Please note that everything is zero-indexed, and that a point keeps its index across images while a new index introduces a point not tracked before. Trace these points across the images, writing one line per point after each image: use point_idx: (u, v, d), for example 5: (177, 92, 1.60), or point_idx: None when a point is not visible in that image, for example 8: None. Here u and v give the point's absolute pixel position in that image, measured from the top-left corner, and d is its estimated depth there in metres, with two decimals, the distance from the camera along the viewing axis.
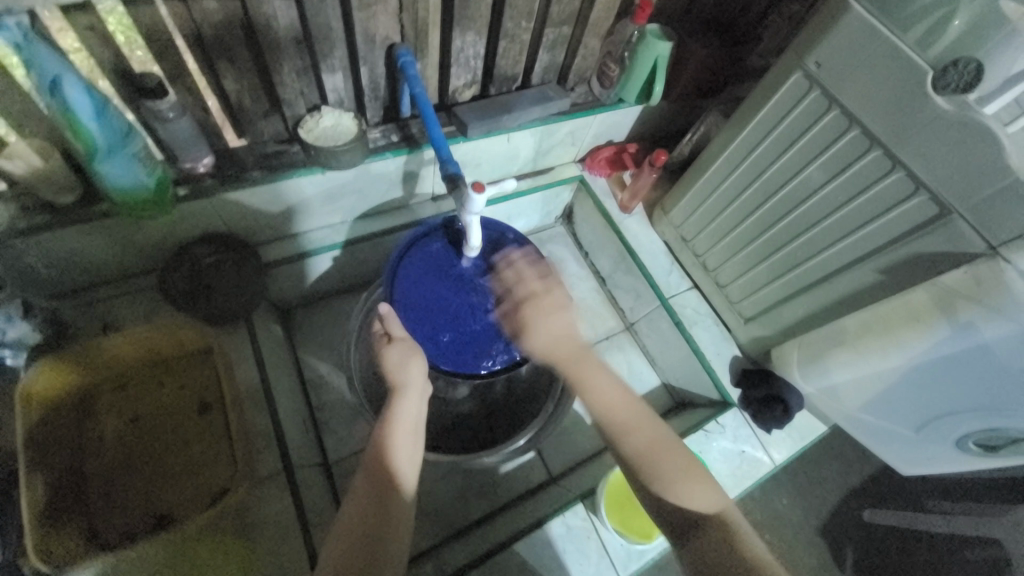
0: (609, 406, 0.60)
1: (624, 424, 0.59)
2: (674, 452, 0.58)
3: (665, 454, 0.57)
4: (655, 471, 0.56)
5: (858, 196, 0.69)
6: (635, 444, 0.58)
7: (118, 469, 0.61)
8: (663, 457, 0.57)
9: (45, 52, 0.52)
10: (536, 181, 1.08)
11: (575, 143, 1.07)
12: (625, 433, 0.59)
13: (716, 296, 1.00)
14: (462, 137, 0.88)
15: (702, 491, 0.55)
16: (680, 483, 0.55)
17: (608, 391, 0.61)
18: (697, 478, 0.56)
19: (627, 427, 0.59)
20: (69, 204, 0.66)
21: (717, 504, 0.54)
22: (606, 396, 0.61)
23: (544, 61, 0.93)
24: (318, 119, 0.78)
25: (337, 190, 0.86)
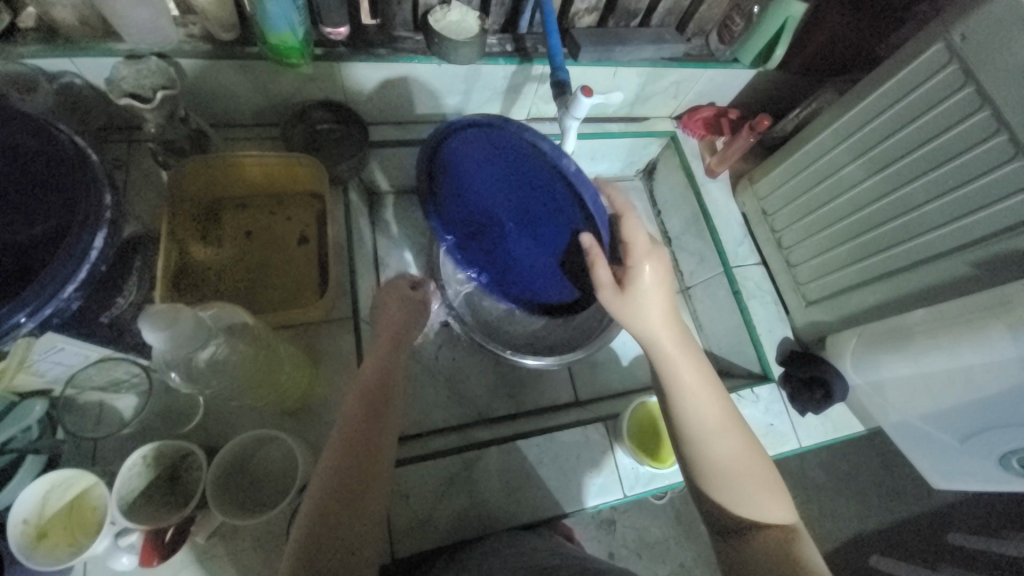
0: (699, 409, 0.57)
1: (713, 428, 0.56)
2: (758, 459, 0.57)
3: (746, 463, 0.56)
4: (736, 480, 0.55)
5: (971, 181, 0.66)
6: (720, 452, 0.56)
7: (228, 269, 0.71)
8: (749, 468, 0.56)
9: None
10: (628, 127, 1.10)
11: (678, 96, 1.06)
12: (713, 437, 0.56)
13: (782, 275, 0.99)
14: (572, 59, 0.91)
15: (777, 504, 0.55)
16: (745, 502, 0.54)
17: (701, 391, 0.57)
18: (769, 498, 0.55)
19: (718, 433, 0.56)
20: (229, 41, 0.75)
21: (784, 519, 0.55)
22: (697, 398, 0.57)
23: (670, 2, 0.93)
24: (446, 12, 0.83)
25: (445, 87, 0.91)
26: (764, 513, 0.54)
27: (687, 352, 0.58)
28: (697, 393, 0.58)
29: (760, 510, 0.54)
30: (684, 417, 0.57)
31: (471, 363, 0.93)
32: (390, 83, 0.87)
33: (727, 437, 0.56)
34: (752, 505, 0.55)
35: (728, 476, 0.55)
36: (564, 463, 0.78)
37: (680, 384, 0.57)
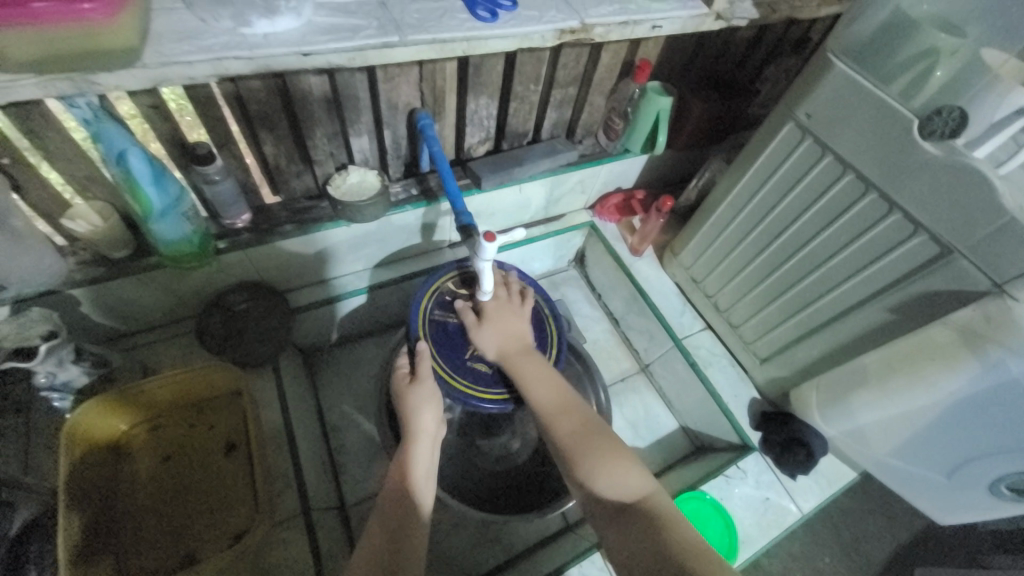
0: (544, 401, 0.66)
1: (557, 409, 0.65)
2: (607, 434, 0.63)
3: (589, 439, 0.62)
4: (584, 455, 0.60)
5: (859, 237, 0.70)
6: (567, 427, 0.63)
7: (147, 508, 0.64)
8: (595, 439, 0.61)
9: (112, 128, 0.60)
10: (548, 228, 1.14)
11: (585, 191, 1.12)
12: (559, 417, 0.64)
13: (730, 336, 1.00)
14: (476, 188, 0.95)
15: (622, 474, 0.58)
16: (596, 464, 0.59)
17: (547, 386, 0.68)
18: (615, 462, 0.59)
19: (561, 421, 0.64)
20: (125, 258, 0.73)
21: (637, 489, 0.56)
22: (544, 390, 0.67)
23: (553, 118, 1.00)
24: (344, 178, 0.85)
25: (362, 240, 0.91)
26: (613, 476, 0.58)
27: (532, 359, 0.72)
28: (544, 383, 0.68)
29: (611, 482, 0.57)
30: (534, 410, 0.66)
31: (446, 515, 0.86)
32: (304, 252, 0.86)
33: (566, 420, 0.64)
34: (599, 471, 0.58)
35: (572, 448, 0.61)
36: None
37: (527, 386, 0.68)
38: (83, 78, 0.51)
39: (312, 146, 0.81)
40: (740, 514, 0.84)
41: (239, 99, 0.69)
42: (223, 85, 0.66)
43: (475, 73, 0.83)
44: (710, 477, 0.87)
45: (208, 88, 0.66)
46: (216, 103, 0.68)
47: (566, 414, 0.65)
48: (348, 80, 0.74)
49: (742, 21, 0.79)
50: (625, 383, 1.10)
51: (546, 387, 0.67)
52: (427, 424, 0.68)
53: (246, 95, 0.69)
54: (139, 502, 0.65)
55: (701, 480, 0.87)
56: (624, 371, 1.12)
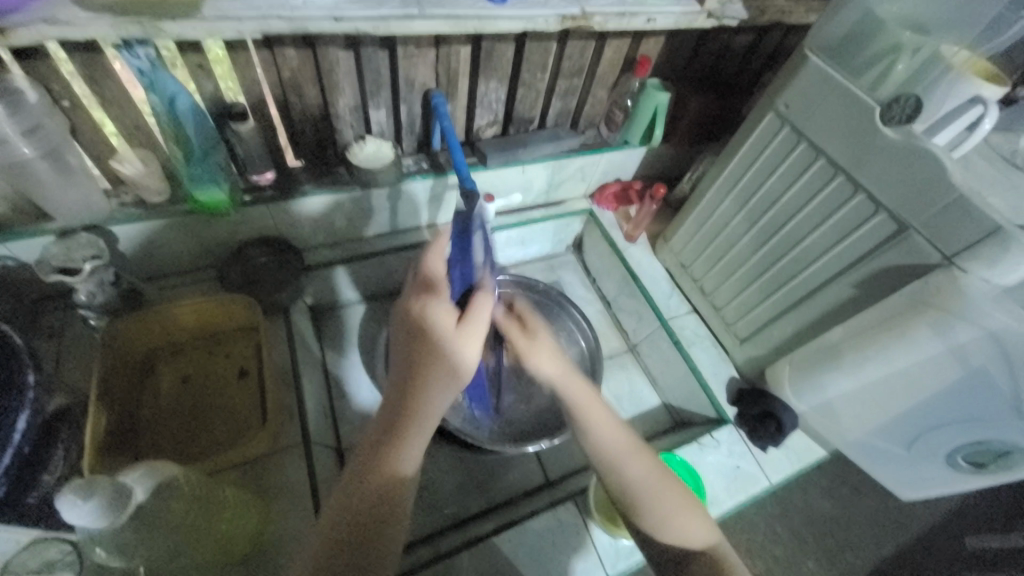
0: (607, 441, 0.63)
1: (622, 453, 0.63)
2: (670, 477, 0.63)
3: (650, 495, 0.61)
4: (651, 507, 0.61)
5: (829, 217, 0.76)
6: (633, 471, 0.62)
7: (166, 419, 0.71)
8: (661, 490, 0.61)
9: (165, 78, 0.69)
10: (548, 211, 1.20)
11: (585, 179, 1.19)
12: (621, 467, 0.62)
13: (714, 319, 1.05)
14: (482, 166, 1.02)
15: (682, 522, 0.61)
16: (670, 519, 0.60)
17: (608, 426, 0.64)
18: (688, 513, 0.61)
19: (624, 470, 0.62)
20: (161, 202, 0.81)
21: (706, 538, 0.61)
22: (603, 428, 0.64)
23: (558, 107, 1.07)
24: (360, 146, 0.92)
25: (373, 207, 0.99)
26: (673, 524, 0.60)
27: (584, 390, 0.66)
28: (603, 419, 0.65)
29: (678, 533, 0.60)
30: (593, 450, 0.64)
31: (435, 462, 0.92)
32: (319, 213, 0.94)
33: (633, 462, 0.62)
34: (672, 523, 0.60)
35: (640, 498, 0.61)
36: (540, 552, 0.75)
37: (590, 425, 0.64)
38: (148, 24, 0.59)
39: (334, 114, 0.88)
40: (711, 479, 0.88)
41: (273, 65, 0.77)
42: (261, 51, 0.75)
43: (487, 58, 0.91)
44: (685, 445, 0.92)
45: (247, 53, 0.74)
46: (253, 67, 0.76)
47: (630, 454, 0.63)
48: (371, 55, 0.82)
49: (732, 21, 0.87)
50: (613, 361, 1.16)
51: (607, 427, 0.64)
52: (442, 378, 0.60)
53: (280, 62, 0.77)
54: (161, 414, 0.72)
55: (676, 447, 0.92)
56: (613, 350, 1.18)
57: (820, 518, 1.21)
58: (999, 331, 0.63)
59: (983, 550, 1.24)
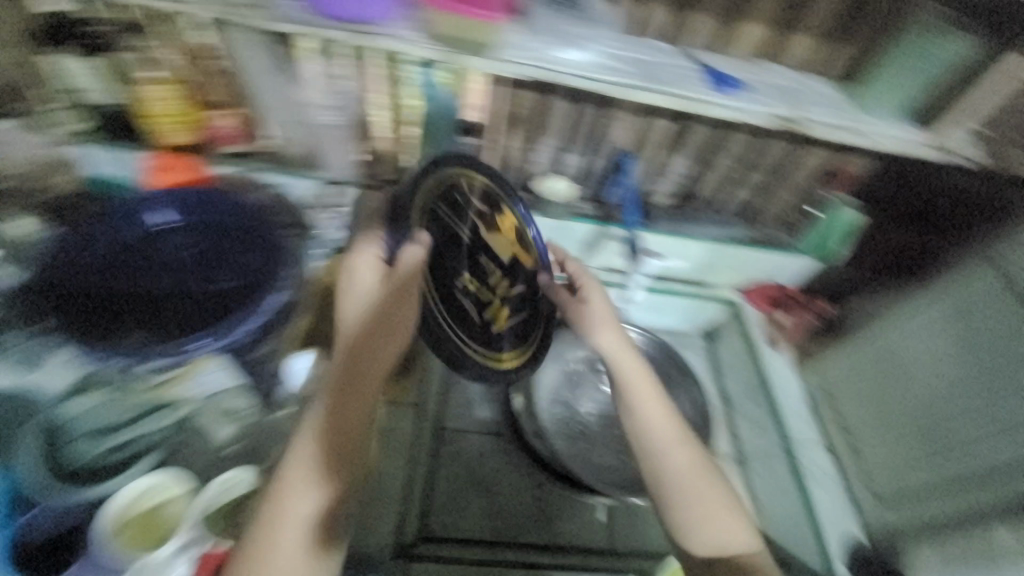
0: (656, 428, 0.75)
1: (671, 443, 0.74)
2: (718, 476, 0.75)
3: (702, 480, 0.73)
4: (695, 507, 0.71)
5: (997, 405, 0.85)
6: (677, 464, 0.73)
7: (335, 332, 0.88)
8: (699, 488, 0.72)
9: (441, 89, 0.86)
10: (692, 289, 1.19)
11: (740, 269, 1.16)
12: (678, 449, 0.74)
13: (847, 458, 1.03)
14: (644, 227, 1.08)
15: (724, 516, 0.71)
16: (710, 528, 0.70)
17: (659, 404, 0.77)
18: (725, 519, 0.71)
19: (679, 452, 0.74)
20: (386, 180, 1.02)
21: (747, 546, 0.70)
22: (651, 407, 0.76)
23: (738, 196, 1.08)
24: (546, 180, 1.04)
25: (535, 231, 1.09)
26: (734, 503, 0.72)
27: (635, 366, 0.80)
28: (654, 409, 0.77)
29: (720, 541, 0.69)
30: (634, 428, 0.76)
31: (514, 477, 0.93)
32: None
33: (679, 454, 0.74)
34: (722, 524, 0.70)
35: (680, 486, 0.72)
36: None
37: (646, 409, 0.76)
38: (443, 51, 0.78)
39: (536, 148, 1.03)
40: None
41: (508, 99, 0.94)
42: (504, 87, 0.91)
43: (685, 135, 0.98)
44: None
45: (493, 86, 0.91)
46: (492, 97, 0.94)
47: (678, 446, 0.74)
48: (587, 109, 0.95)
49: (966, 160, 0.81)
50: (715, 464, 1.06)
51: (660, 413, 0.76)
52: (376, 323, 0.70)
53: (515, 98, 0.93)
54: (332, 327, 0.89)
55: None
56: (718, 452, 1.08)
57: None
58: None
59: None
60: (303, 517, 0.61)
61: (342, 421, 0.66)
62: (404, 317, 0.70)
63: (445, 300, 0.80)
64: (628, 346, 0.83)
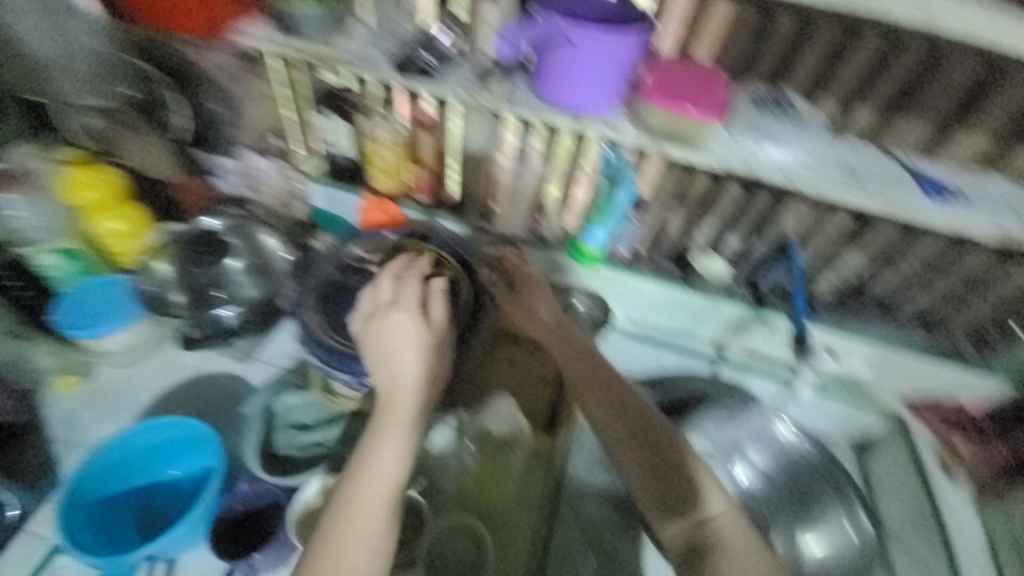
0: (599, 408, 0.77)
1: (650, 435, 0.74)
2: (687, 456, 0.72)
3: (679, 476, 0.70)
4: (689, 499, 0.68)
5: None
6: (622, 434, 0.75)
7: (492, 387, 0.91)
8: (634, 441, 0.74)
9: (627, 171, 0.97)
10: (849, 397, 1.07)
11: (912, 384, 1.03)
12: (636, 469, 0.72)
13: None
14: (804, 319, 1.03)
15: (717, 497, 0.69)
16: (702, 510, 0.68)
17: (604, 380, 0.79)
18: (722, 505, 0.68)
19: (646, 457, 0.72)
20: (546, 239, 1.11)
21: (719, 512, 0.68)
22: (639, 409, 0.76)
23: (916, 300, 1.00)
24: (706, 260, 1.06)
25: (683, 306, 1.09)
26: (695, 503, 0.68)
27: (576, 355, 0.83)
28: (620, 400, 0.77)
29: (717, 526, 0.66)
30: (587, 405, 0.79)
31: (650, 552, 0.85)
32: (640, 293, 1.10)
33: (669, 454, 0.72)
34: (706, 513, 0.67)
35: (657, 478, 0.71)
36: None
37: (617, 404, 0.77)
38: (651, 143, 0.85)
39: (697, 226, 1.05)
40: None
41: (679, 181, 0.99)
42: (679, 170, 0.97)
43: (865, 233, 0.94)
44: None
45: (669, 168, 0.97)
46: (665, 178, 0.99)
47: (623, 419, 0.76)
48: (760, 198, 0.96)
49: None
50: None
51: (618, 410, 0.77)
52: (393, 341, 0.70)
53: (687, 181, 0.98)
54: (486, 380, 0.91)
55: None
56: None
57: None
58: None
59: None
60: (360, 544, 0.60)
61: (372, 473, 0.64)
62: (396, 316, 0.71)
63: (360, 345, 0.79)
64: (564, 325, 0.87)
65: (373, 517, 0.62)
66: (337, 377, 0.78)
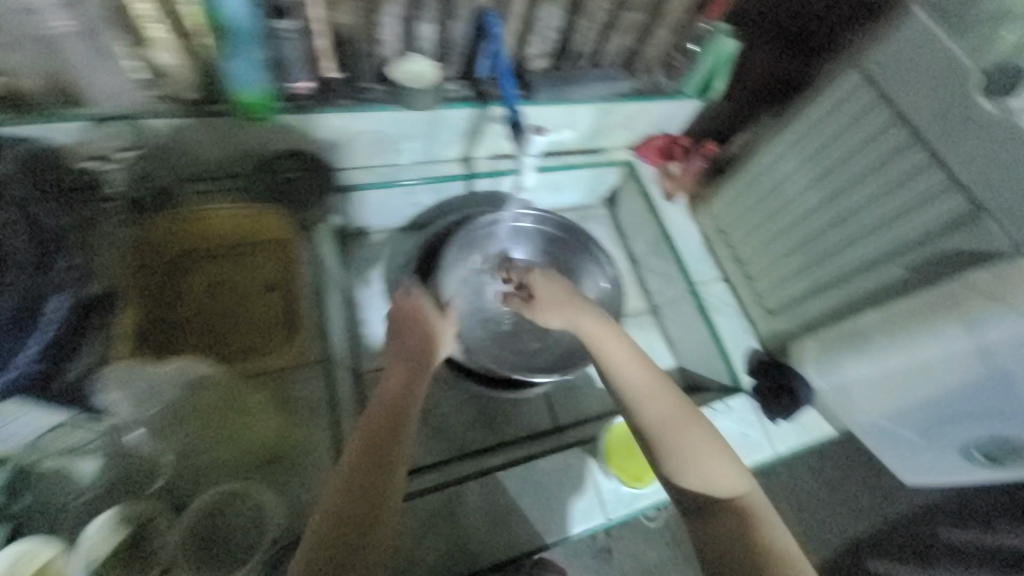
0: (636, 383, 0.64)
1: (647, 398, 0.62)
2: (691, 441, 0.59)
3: (670, 432, 0.59)
4: (669, 451, 0.58)
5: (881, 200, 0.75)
6: (631, 382, 0.64)
7: (199, 317, 0.86)
8: (680, 430, 0.59)
9: None
10: (587, 159, 1.15)
11: (631, 128, 1.12)
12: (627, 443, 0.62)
13: (744, 289, 1.03)
14: (529, 100, 0.95)
15: (717, 470, 0.57)
16: (689, 466, 0.57)
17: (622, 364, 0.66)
18: (720, 455, 0.58)
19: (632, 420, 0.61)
20: (194, 101, 0.80)
21: (739, 488, 0.56)
22: (631, 371, 0.65)
23: (616, 44, 0.99)
24: (406, 63, 0.88)
25: (410, 130, 0.95)
26: (722, 497, 0.55)
27: (647, 368, 0.65)
28: (625, 363, 0.66)
29: (704, 478, 0.57)
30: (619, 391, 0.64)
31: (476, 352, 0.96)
32: (357, 133, 0.92)
33: (658, 404, 0.61)
34: (694, 470, 0.57)
35: (652, 435, 0.60)
36: (525, 519, 0.77)
37: (612, 361, 0.67)
38: None
39: (377, 23, 0.83)
40: None
41: None
42: None
43: None
44: None
45: None
46: None
47: (651, 402, 0.62)
48: None
49: None
50: (633, 320, 1.15)
51: (632, 366, 0.65)
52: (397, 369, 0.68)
53: None
54: (190, 311, 0.86)
55: None
56: (634, 309, 1.16)
57: None
58: (1002, 344, 0.63)
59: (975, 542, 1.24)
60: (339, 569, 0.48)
61: (381, 453, 0.55)
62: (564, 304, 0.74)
63: None
64: (602, 317, 0.72)
65: (340, 514, 0.51)
66: (68, 372, 0.59)
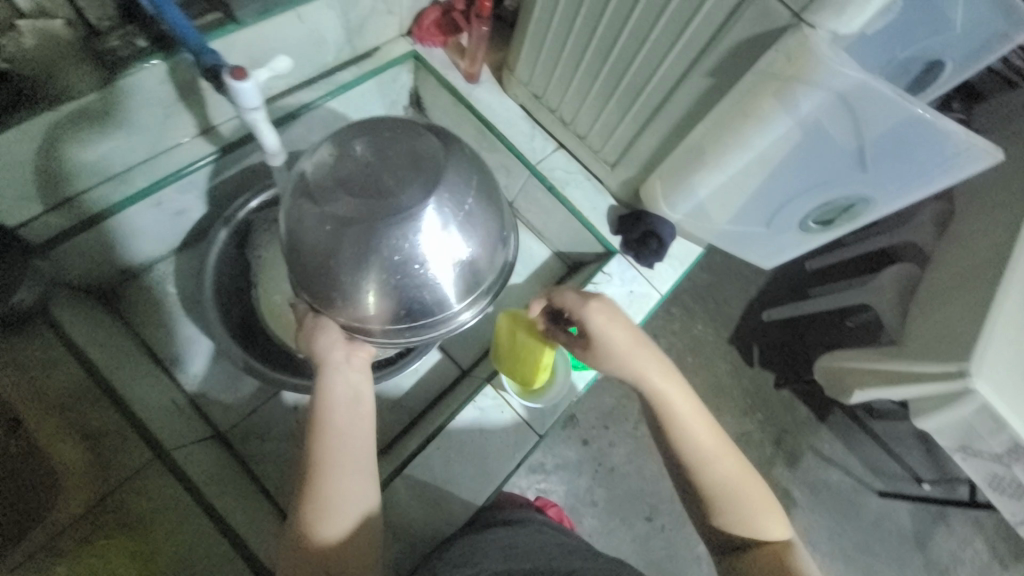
0: (695, 435, 0.60)
1: (710, 451, 0.60)
2: (738, 496, 0.59)
3: (734, 486, 0.59)
4: (734, 505, 0.58)
5: (664, 9, 0.66)
6: (695, 434, 0.60)
7: None
8: (742, 480, 0.60)
9: None
10: (360, 69, 0.93)
11: (392, 10, 0.90)
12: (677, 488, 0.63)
13: (582, 149, 0.96)
14: (233, 22, 0.70)
15: (768, 518, 0.59)
16: (753, 511, 0.58)
17: (690, 417, 0.61)
18: (767, 509, 0.59)
19: (702, 474, 0.59)
20: None
21: (779, 533, 0.58)
22: (689, 418, 0.61)
23: None
24: (19, 40, 0.59)
25: (98, 125, 0.68)
26: (762, 541, 0.58)
27: (697, 419, 0.61)
28: (687, 415, 0.61)
29: (757, 526, 0.58)
30: (682, 444, 0.60)
31: None
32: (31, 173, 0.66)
33: (718, 458, 0.60)
34: (749, 514, 0.58)
35: (720, 488, 0.59)
36: (465, 478, 0.75)
37: (674, 414, 0.61)
38: None
39: None
40: None
41: None
42: None
43: None
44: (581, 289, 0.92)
45: None
46: None
47: (716, 454, 0.60)
48: None
49: None
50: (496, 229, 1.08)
51: (693, 416, 0.61)
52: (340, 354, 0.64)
53: None
54: None
55: None
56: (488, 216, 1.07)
57: (696, 296, 1.46)
58: (818, 119, 0.64)
59: (833, 266, 1.49)
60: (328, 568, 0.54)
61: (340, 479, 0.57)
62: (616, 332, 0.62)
63: None
64: (652, 354, 0.63)
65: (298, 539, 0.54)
66: None
